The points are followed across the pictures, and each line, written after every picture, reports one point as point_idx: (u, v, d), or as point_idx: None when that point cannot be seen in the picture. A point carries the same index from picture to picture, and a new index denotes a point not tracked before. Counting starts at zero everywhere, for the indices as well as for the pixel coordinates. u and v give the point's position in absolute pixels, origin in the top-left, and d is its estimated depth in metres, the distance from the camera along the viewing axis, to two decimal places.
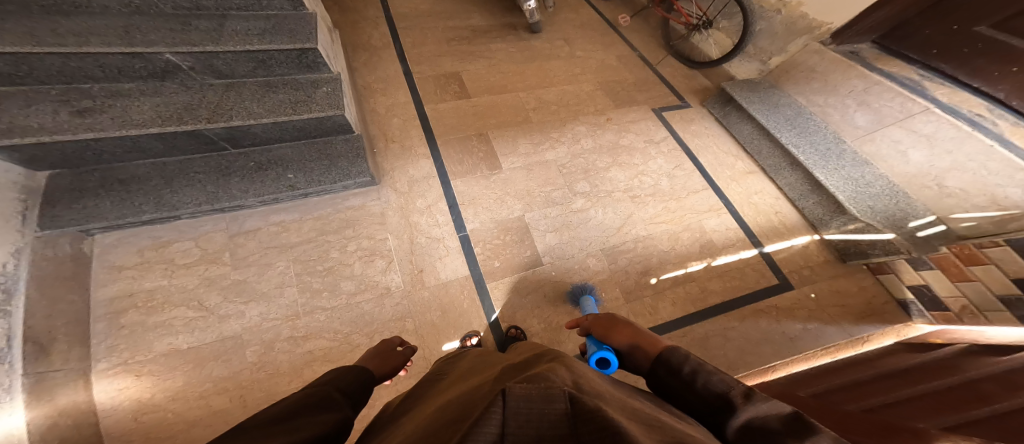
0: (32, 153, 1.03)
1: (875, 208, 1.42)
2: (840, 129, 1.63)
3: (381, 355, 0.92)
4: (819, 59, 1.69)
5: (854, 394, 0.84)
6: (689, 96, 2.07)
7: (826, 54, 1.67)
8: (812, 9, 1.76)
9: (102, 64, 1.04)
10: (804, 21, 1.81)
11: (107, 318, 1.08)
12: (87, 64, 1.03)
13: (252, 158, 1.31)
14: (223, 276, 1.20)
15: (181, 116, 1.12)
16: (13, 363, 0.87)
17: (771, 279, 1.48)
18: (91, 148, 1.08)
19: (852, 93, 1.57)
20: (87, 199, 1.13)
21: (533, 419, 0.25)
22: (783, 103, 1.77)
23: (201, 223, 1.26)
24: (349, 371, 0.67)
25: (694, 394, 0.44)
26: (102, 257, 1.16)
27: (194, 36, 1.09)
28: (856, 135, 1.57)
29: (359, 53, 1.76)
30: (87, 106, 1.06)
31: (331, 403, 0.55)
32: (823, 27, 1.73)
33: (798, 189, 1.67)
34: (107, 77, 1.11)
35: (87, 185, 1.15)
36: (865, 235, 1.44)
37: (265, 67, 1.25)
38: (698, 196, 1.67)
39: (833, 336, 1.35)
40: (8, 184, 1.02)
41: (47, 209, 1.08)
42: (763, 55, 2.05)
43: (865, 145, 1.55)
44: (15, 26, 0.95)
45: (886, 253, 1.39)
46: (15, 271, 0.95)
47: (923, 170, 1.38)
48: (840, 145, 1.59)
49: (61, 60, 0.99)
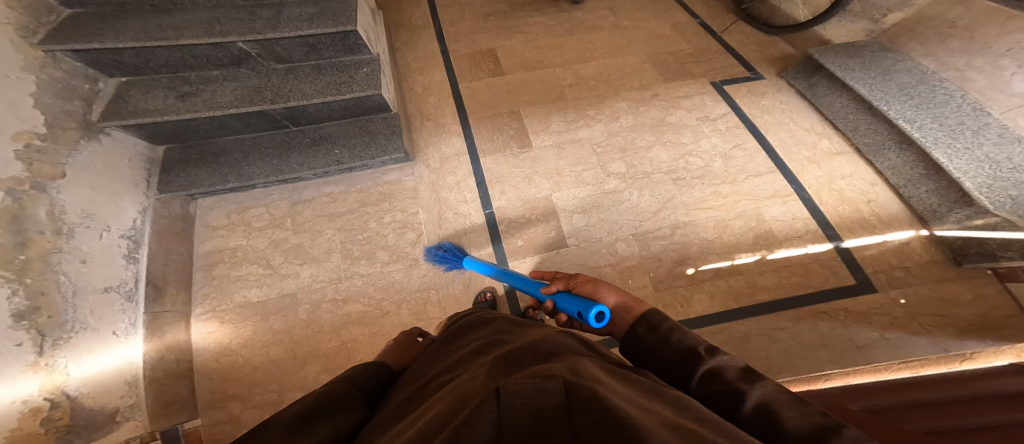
0: (153, 130, 1.29)
1: (1022, 199, 1.06)
2: (986, 96, 1.24)
3: (401, 346, 0.98)
4: (965, 10, 1.33)
5: (926, 415, 0.71)
6: (762, 65, 1.77)
7: (974, 4, 1.31)
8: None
9: (195, 54, 1.26)
10: None
11: (204, 269, 1.33)
12: (185, 54, 1.25)
13: (309, 135, 1.47)
14: (285, 239, 1.38)
15: (252, 99, 1.30)
16: (138, 302, 1.13)
17: (846, 279, 1.24)
18: (191, 127, 1.32)
19: (1011, 51, 1.17)
20: (190, 169, 1.38)
21: (527, 412, 0.27)
22: (897, 68, 1.44)
23: (270, 192, 1.47)
24: (367, 365, 0.73)
25: (666, 346, 0.53)
26: (203, 218, 1.42)
27: (258, 25, 1.24)
28: (1008, 106, 1.17)
29: (401, 34, 1.85)
30: (187, 91, 1.30)
31: (349, 400, 0.59)
32: None
33: (905, 174, 1.35)
34: (200, 66, 1.32)
35: (191, 157, 1.40)
36: (997, 234, 1.10)
37: (316, 52, 1.38)
38: (760, 180, 1.44)
39: (921, 349, 1.10)
40: (136, 156, 1.30)
41: (164, 176, 1.35)
42: (873, 12, 1.70)
43: (1018, 119, 1.14)
44: (134, 24, 1.20)
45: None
46: (142, 226, 1.23)
47: None
48: (980, 118, 1.22)
49: (166, 51, 1.22)
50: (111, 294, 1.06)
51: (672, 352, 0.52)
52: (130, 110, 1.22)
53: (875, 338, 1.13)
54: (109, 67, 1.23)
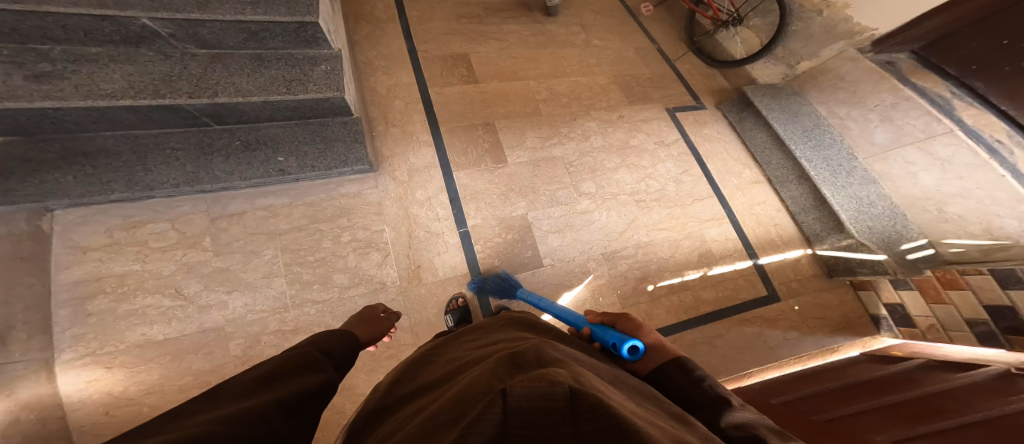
0: None
1: (874, 228, 1.39)
2: (856, 144, 1.54)
3: (366, 320, 0.91)
4: (852, 68, 1.57)
5: (828, 406, 0.93)
6: (705, 96, 1.97)
7: (860, 63, 1.55)
8: (858, 14, 1.59)
9: (66, 25, 0.96)
10: (846, 24, 1.64)
11: (71, 305, 1.04)
12: (48, 24, 0.95)
13: (238, 137, 1.24)
14: (204, 262, 1.17)
15: (158, 89, 1.05)
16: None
17: (761, 291, 1.47)
18: (51, 118, 0.99)
19: (877, 107, 1.47)
20: (45, 173, 1.05)
21: (533, 417, 0.23)
22: (802, 112, 1.67)
23: (178, 204, 1.22)
24: (336, 332, 0.66)
25: (696, 389, 0.49)
26: (65, 235, 1.10)
27: (176, 2, 1.03)
28: (869, 152, 1.50)
29: (361, 26, 1.70)
30: (46, 70, 0.98)
31: (315, 363, 0.53)
32: (865, 33, 1.57)
33: (801, 203, 1.62)
34: (71, 39, 1.02)
35: (47, 156, 1.06)
36: (858, 254, 1.43)
37: (257, 40, 1.18)
38: (702, 203, 1.62)
39: (806, 346, 1.39)
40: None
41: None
42: (791, 59, 1.88)
43: (876, 164, 1.49)
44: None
45: (873, 272, 1.40)
46: None
47: (928, 194, 1.34)
48: (851, 162, 1.52)
49: (17, 17, 0.90)
50: None
51: (699, 395, 0.48)
52: None
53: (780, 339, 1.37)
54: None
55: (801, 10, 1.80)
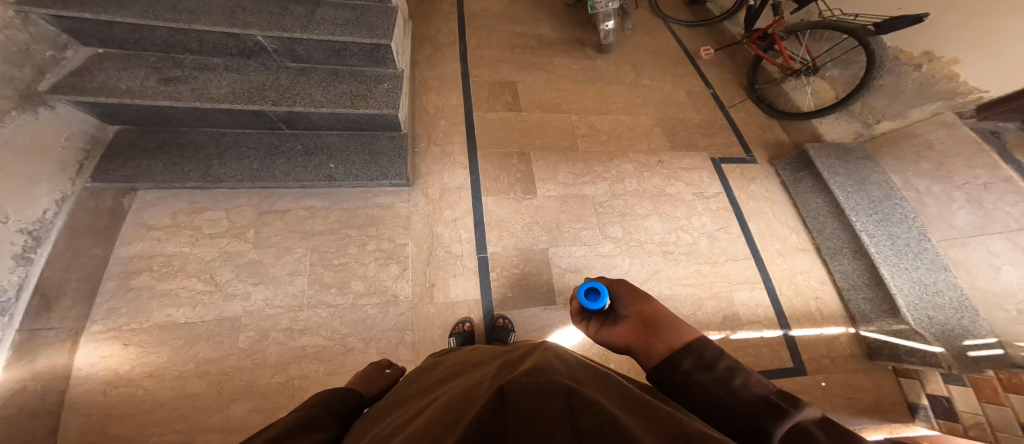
0: (113, 109, 1.13)
1: (935, 319, 1.21)
2: (931, 223, 1.36)
3: (369, 378, 0.93)
4: (946, 134, 1.38)
5: None
6: (757, 149, 1.85)
7: (956, 130, 1.35)
8: (967, 70, 1.36)
9: (202, 39, 1.14)
10: (948, 83, 1.42)
11: (119, 278, 1.17)
12: (190, 38, 1.14)
13: (302, 142, 1.37)
14: (242, 252, 1.27)
15: (251, 97, 1.18)
16: (12, 316, 0.92)
17: (789, 366, 1.32)
18: (164, 113, 1.17)
19: (966, 185, 1.27)
20: (143, 158, 1.22)
21: (529, 407, 0.27)
22: (873, 180, 1.49)
23: (237, 196, 1.35)
24: (342, 388, 0.69)
25: (725, 390, 0.41)
26: (138, 213, 1.26)
27: (287, 23, 1.16)
28: (946, 235, 1.31)
29: (423, 47, 1.83)
30: (175, 75, 1.16)
31: (320, 421, 0.55)
32: (973, 94, 1.35)
33: (852, 279, 1.43)
34: (203, 51, 1.21)
35: (149, 145, 1.24)
36: (908, 342, 1.23)
37: (339, 57, 1.30)
38: (737, 264, 1.49)
39: None
40: (79, 134, 1.13)
41: (104, 163, 1.17)
42: (869, 117, 1.73)
43: (950, 250, 1.29)
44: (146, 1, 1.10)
45: (924, 363, 1.18)
46: (52, 220, 1.03)
47: (1010, 290, 1.12)
48: (920, 243, 1.33)
49: (169, 33, 1.11)
50: None
51: (737, 399, 0.40)
52: (94, 86, 1.07)
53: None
54: (90, 36, 1.10)
55: (897, 62, 1.60)
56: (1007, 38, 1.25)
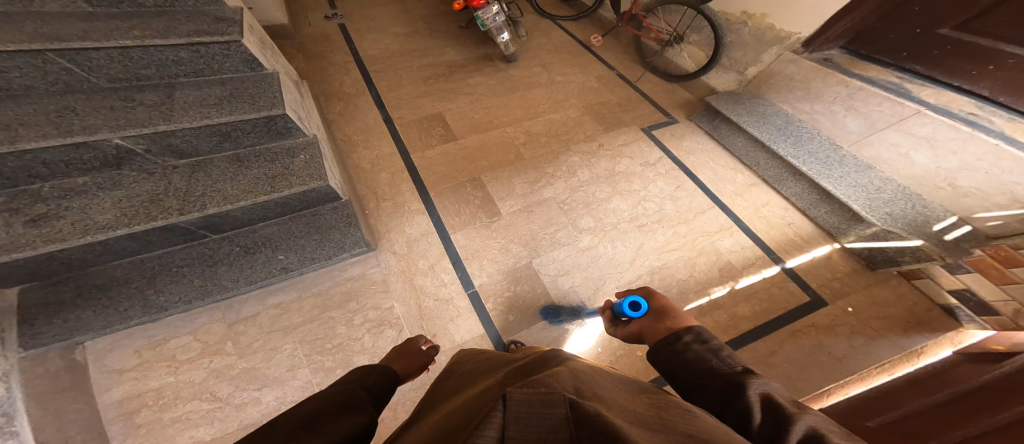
0: None
1: (894, 214, 1.36)
2: (833, 134, 1.57)
3: (404, 355, 0.87)
4: (795, 68, 1.64)
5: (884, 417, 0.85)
6: (674, 110, 2.04)
7: (802, 63, 1.61)
8: (775, 20, 1.71)
9: (44, 160, 0.93)
10: (772, 31, 1.75)
11: (122, 420, 0.97)
12: (28, 162, 0.92)
13: (237, 242, 1.20)
14: (231, 365, 1.08)
15: (149, 212, 1.01)
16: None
17: (797, 293, 1.39)
18: (59, 258, 0.95)
19: (836, 99, 1.52)
20: (66, 311, 1.00)
21: (533, 421, 0.23)
22: (769, 112, 1.71)
23: (196, 316, 1.13)
24: (378, 364, 0.62)
25: (717, 360, 0.48)
26: (99, 363, 1.03)
27: (145, 116, 1.01)
28: (850, 140, 1.52)
29: (333, 103, 1.74)
30: (41, 213, 0.95)
31: (357, 405, 0.49)
32: (792, 37, 1.67)
33: (807, 199, 1.60)
34: (56, 173, 1.00)
35: (64, 295, 1.02)
36: (891, 242, 1.36)
37: (232, 140, 1.17)
38: (706, 216, 1.60)
39: (883, 352, 1.23)
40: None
41: (25, 327, 0.96)
42: (738, 66, 1.97)
43: (863, 150, 1.49)
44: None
45: (918, 260, 1.29)
46: (9, 394, 0.86)
47: (931, 171, 1.33)
48: (836, 151, 1.53)
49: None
50: None
51: (724, 366, 0.46)
52: None
53: (847, 349, 1.24)
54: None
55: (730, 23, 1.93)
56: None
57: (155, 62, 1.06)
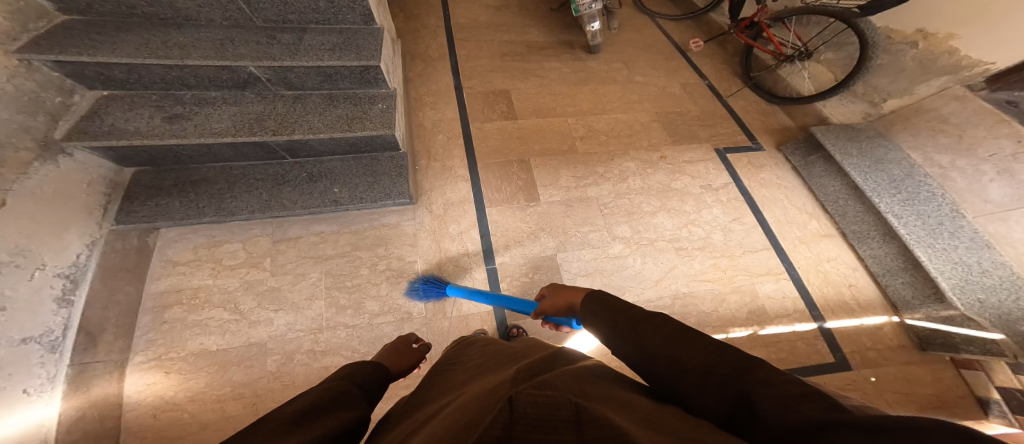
0: (124, 152, 1.15)
1: (987, 302, 1.10)
2: (963, 198, 1.27)
3: (397, 351, 0.93)
4: (959, 106, 1.34)
5: None
6: (763, 136, 1.82)
7: (970, 102, 1.32)
8: (967, 45, 1.34)
9: (197, 74, 1.15)
10: (950, 57, 1.39)
11: (153, 312, 1.16)
12: (184, 73, 1.14)
13: (306, 169, 1.37)
14: (261, 281, 1.24)
15: (251, 128, 1.20)
16: (63, 353, 0.98)
17: (825, 356, 1.24)
18: (173, 152, 1.19)
19: (993, 157, 1.22)
20: (160, 197, 1.24)
21: (537, 420, 0.26)
22: (890, 158, 1.44)
23: (251, 227, 1.33)
24: (371, 360, 0.67)
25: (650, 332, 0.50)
26: (162, 250, 1.25)
27: (275, 52, 1.16)
28: (982, 210, 1.22)
29: (416, 63, 1.85)
30: (177, 112, 1.18)
31: (349, 399, 0.55)
32: (979, 67, 1.31)
33: (887, 264, 1.37)
34: (199, 86, 1.21)
35: (164, 184, 1.26)
36: (962, 329, 1.15)
37: (331, 82, 1.31)
38: (756, 256, 1.44)
39: None
40: (99, 178, 1.15)
41: (125, 204, 1.21)
42: (875, 96, 1.68)
43: (991, 225, 1.19)
44: (136, 37, 1.09)
45: (984, 352, 1.10)
46: (86, 262, 1.07)
47: None
48: (955, 220, 1.24)
49: (163, 69, 1.11)
50: (30, 345, 0.92)
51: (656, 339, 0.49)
52: (104, 129, 1.08)
53: None
54: (91, 79, 1.10)
55: (891, 41, 1.57)
56: (1005, 11, 1.23)
57: (298, 8, 1.22)
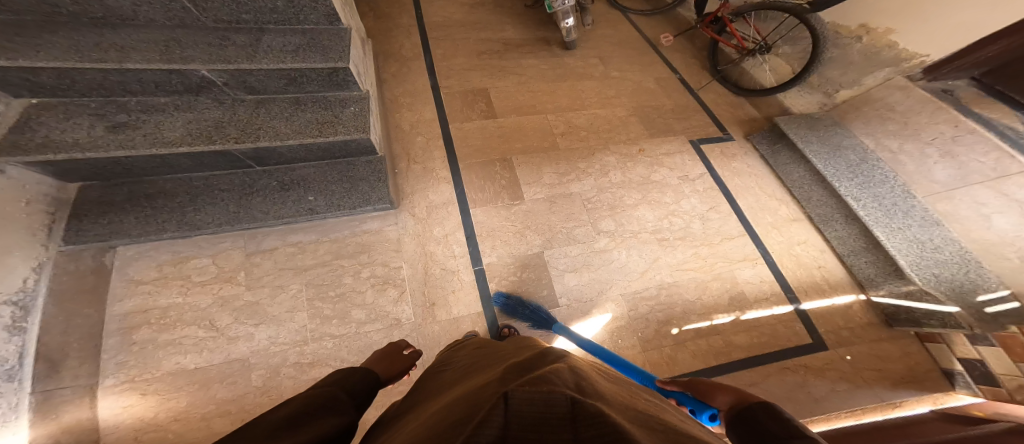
0: (65, 167, 1.05)
1: (941, 277, 1.19)
2: (913, 181, 1.37)
3: (387, 357, 0.90)
4: (902, 97, 1.44)
5: None
6: (733, 127, 1.90)
7: (911, 93, 1.42)
8: (903, 38, 1.47)
9: (141, 78, 1.06)
10: (891, 51, 1.52)
11: (119, 334, 1.06)
12: (127, 78, 1.04)
13: (276, 177, 1.30)
14: (236, 296, 1.17)
15: (210, 136, 1.12)
16: (21, 382, 0.90)
17: (803, 337, 1.31)
18: (121, 164, 1.09)
19: (936, 141, 1.32)
20: (111, 215, 1.14)
21: (533, 421, 0.25)
22: (846, 145, 1.54)
23: (220, 240, 1.25)
24: (358, 367, 0.65)
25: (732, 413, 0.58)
26: (122, 270, 1.14)
27: (230, 54, 1.09)
28: (930, 191, 1.33)
29: (389, 63, 1.79)
30: (122, 120, 1.08)
31: (338, 403, 0.52)
32: (915, 59, 1.44)
33: (850, 244, 1.46)
34: (145, 91, 1.12)
35: (115, 198, 1.17)
36: (922, 304, 1.24)
37: (296, 85, 1.24)
38: (733, 242, 1.50)
39: (862, 398, 1.19)
40: (40, 196, 1.05)
41: (72, 222, 1.11)
42: (828, 87, 1.79)
43: (939, 204, 1.30)
44: (62, 39, 0.99)
45: (944, 325, 1.18)
46: (36, 287, 0.99)
47: (1007, 239, 1.13)
48: (908, 200, 1.35)
49: (101, 74, 1.01)
50: None
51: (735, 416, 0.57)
52: (37, 141, 0.98)
53: (828, 392, 1.19)
54: (17, 87, 0.99)
55: (838, 36, 1.70)
56: (934, 8, 1.36)
57: (253, 8, 1.14)
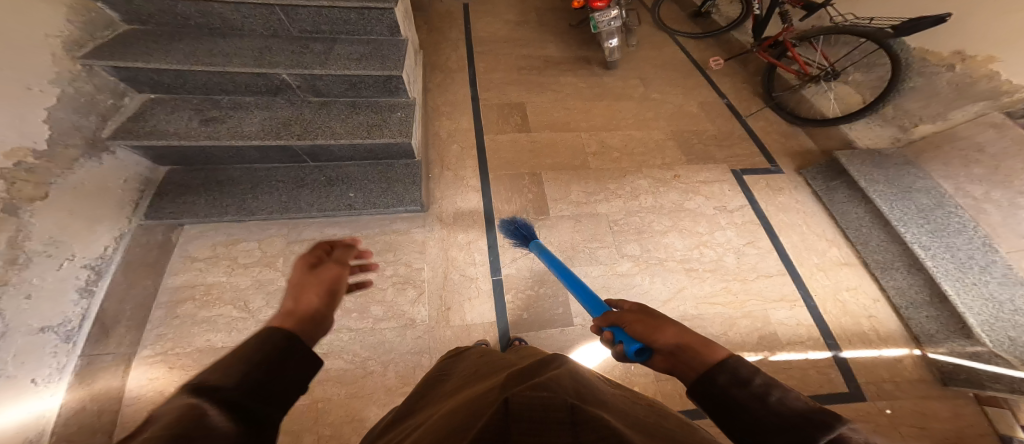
0: (162, 152, 1.22)
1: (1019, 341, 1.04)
2: (997, 233, 1.21)
3: None
4: (997, 135, 1.27)
5: None
6: (783, 159, 1.77)
7: (1008, 131, 1.24)
8: (1007, 69, 1.26)
9: (234, 79, 1.21)
10: (989, 82, 1.32)
11: (166, 307, 1.18)
12: (224, 79, 1.20)
13: (325, 173, 1.42)
14: (272, 280, 1.28)
15: (280, 132, 1.24)
16: (76, 344, 1.00)
17: (840, 386, 1.17)
18: (205, 152, 1.25)
19: None
20: (188, 196, 1.30)
21: (535, 418, 0.27)
22: (918, 188, 1.39)
23: (267, 227, 1.37)
24: None
25: (761, 407, 0.36)
26: (184, 246, 1.30)
27: (307, 60, 1.22)
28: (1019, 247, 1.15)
29: (434, 74, 1.89)
30: (213, 115, 1.24)
31: None
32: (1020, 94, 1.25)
33: (909, 296, 1.30)
34: (236, 91, 1.28)
35: (194, 183, 1.34)
36: (989, 366, 1.06)
37: (355, 90, 1.35)
38: (770, 281, 1.39)
39: None
40: (134, 176, 1.23)
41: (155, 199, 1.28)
42: (906, 119, 1.61)
43: None
44: (186, 46, 1.17)
45: (1013, 390, 1.02)
46: (112, 254, 1.12)
47: None
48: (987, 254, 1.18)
49: (209, 76, 1.19)
50: (47, 335, 0.93)
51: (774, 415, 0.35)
52: (147, 129, 1.15)
53: None
54: (142, 84, 1.19)
55: (926, 63, 1.50)
56: None
57: (331, 18, 1.27)
